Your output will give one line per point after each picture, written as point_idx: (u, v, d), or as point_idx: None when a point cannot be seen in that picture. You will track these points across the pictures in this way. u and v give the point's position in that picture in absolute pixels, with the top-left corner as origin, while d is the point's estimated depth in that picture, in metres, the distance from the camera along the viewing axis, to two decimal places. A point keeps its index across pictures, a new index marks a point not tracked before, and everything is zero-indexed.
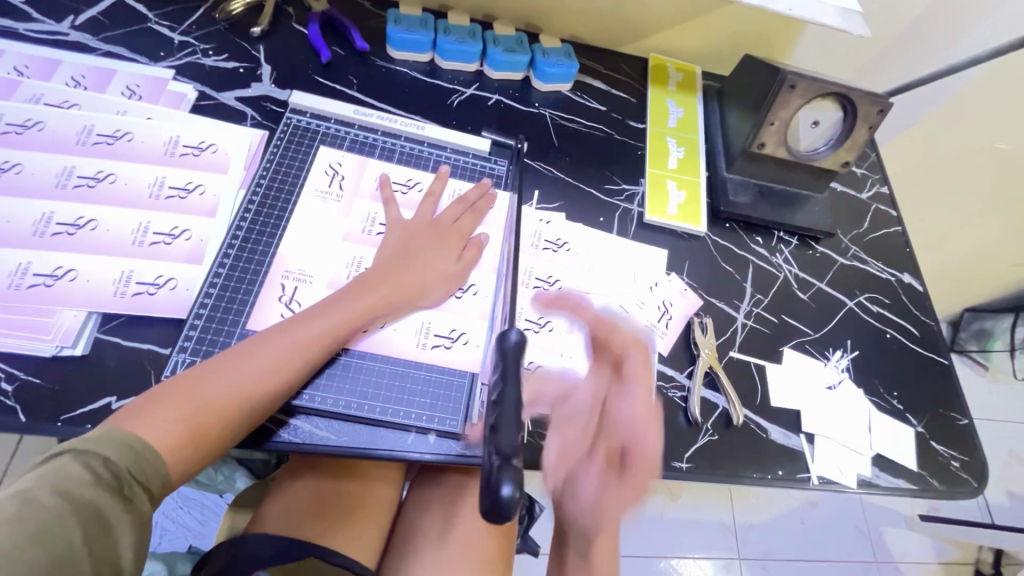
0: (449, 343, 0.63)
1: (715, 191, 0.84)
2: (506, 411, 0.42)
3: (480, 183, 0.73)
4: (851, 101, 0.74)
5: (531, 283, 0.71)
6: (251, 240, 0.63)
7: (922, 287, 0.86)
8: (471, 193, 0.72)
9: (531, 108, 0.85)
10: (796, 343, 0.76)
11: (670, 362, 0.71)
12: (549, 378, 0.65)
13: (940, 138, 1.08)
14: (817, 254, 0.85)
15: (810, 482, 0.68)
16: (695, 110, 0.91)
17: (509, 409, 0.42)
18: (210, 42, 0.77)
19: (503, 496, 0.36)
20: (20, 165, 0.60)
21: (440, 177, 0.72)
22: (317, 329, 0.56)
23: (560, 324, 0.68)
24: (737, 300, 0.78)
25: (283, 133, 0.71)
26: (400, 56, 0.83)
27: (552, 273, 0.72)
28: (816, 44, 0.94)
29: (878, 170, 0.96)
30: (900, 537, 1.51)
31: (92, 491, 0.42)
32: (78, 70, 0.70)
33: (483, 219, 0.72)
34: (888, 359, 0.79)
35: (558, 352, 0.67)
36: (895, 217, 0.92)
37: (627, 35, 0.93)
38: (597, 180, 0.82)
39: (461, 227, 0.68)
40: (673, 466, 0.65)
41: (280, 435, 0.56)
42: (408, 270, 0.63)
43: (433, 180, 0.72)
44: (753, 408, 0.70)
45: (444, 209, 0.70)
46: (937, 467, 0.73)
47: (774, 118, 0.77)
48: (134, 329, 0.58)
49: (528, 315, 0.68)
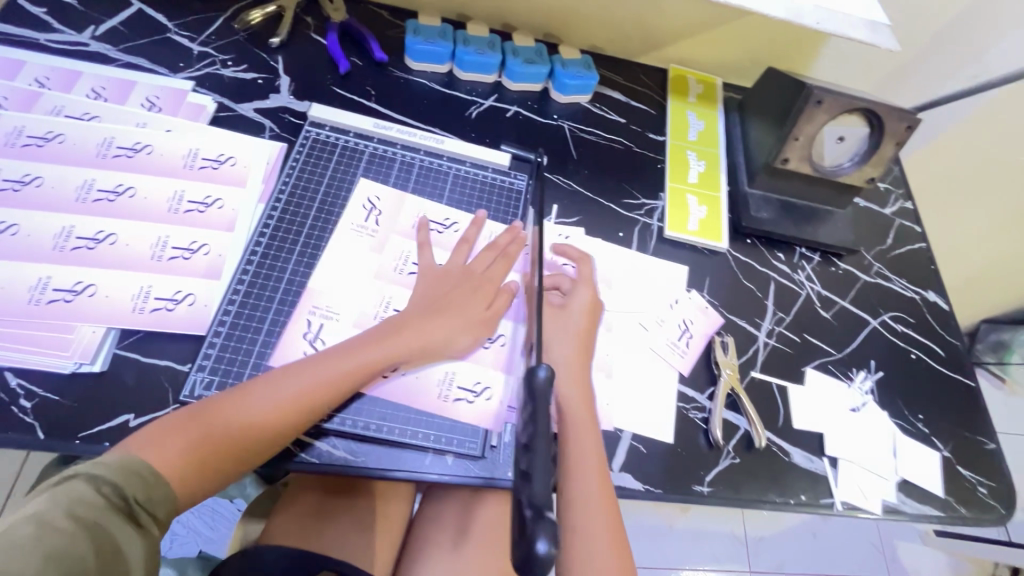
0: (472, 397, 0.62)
1: (736, 206, 0.82)
2: (538, 454, 0.38)
3: (476, 217, 0.70)
4: (879, 117, 0.72)
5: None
6: (271, 260, 0.63)
7: (947, 305, 0.85)
8: (502, 237, 0.69)
9: (550, 120, 0.84)
10: (818, 363, 0.75)
11: (690, 382, 0.70)
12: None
13: (965, 151, 1.06)
14: (840, 271, 0.83)
15: (833, 507, 0.66)
16: (716, 123, 0.90)
17: (541, 452, 0.39)
18: (229, 52, 0.76)
19: (537, 554, 0.33)
20: (40, 178, 0.60)
21: (477, 223, 0.69)
22: (341, 371, 0.55)
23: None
24: (758, 318, 0.76)
25: (302, 146, 0.71)
26: (419, 67, 0.82)
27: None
28: (840, 56, 0.92)
29: (902, 184, 0.95)
30: (914, 552, 1.48)
31: (104, 515, 0.43)
32: (98, 81, 0.69)
33: (513, 267, 0.69)
34: (912, 380, 0.77)
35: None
36: (920, 233, 0.90)
37: (648, 46, 0.92)
38: (616, 194, 0.81)
39: (493, 277, 0.66)
40: (693, 490, 0.64)
41: (299, 456, 0.56)
42: (438, 316, 0.61)
43: (469, 226, 0.70)
44: (774, 430, 0.69)
45: (475, 256, 0.67)
46: (962, 493, 0.72)
47: (798, 133, 0.75)
48: (153, 345, 0.57)
49: None
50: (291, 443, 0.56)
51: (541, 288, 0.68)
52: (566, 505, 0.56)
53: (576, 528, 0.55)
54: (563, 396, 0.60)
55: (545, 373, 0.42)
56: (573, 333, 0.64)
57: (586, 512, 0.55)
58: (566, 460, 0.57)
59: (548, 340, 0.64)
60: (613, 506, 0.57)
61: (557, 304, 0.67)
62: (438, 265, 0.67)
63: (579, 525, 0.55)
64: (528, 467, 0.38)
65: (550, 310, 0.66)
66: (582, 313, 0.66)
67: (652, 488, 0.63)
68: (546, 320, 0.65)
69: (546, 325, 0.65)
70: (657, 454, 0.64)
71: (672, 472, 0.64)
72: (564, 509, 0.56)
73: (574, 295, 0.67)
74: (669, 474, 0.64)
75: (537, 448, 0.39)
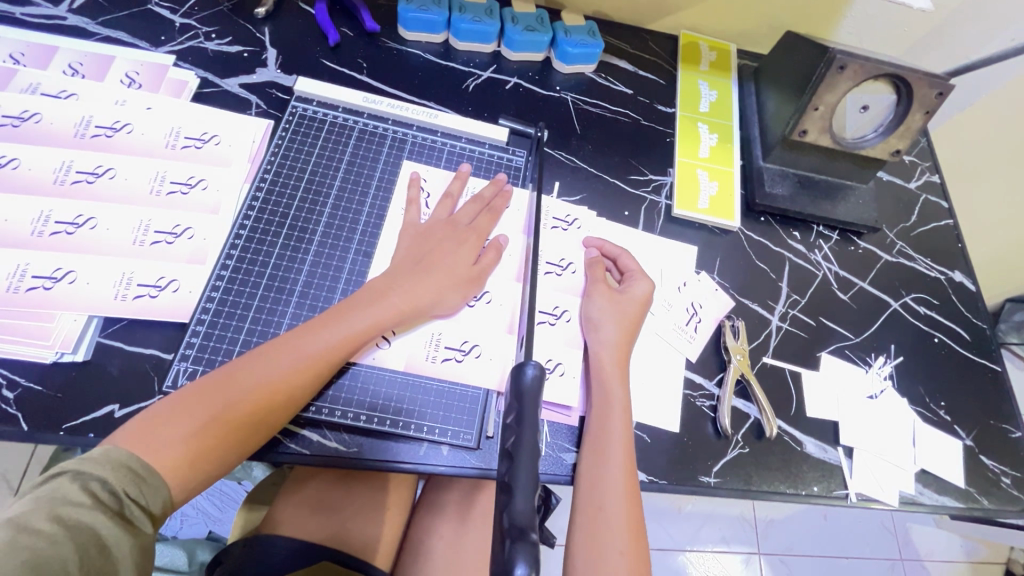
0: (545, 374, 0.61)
1: (750, 181, 0.78)
2: (521, 467, 0.37)
3: (495, 179, 0.69)
4: (907, 83, 0.66)
5: (543, 268, 0.67)
6: (256, 239, 0.60)
7: (974, 286, 0.80)
8: (486, 190, 0.67)
9: (552, 92, 0.80)
10: (834, 348, 0.71)
11: (698, 368, 0.66)
12: (570, 377, 0.62)
13: (998, 122, 0.99)
14: (860, 250, 0.79)
15: (847, 499, 0.64)
16: (729, 92, 0.84)
17: (525, 463, 0.38)
18: (213, 24, 0.72)
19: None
20: (16, 160, 0.58)
21: (461, 178, 0.67)
22: (327, 340, 0.53)
23: (576, 313, 0.65)
24: (772, 301, 0.72)
25: (288, 123, 0.67)
26: (413, 37, 0.77)
27: (565, 255, 0.68)
28: (865, 19, 0.85)
29: (929, 157, 0.89)
30: (927, 534, 1.46)
31: (90, 515, 0.40)
32: (76, 57, 0.66)
33: (498, 220, 0.67)
34: (935, 366, 0.73)
35: (573, 348, 0.63)
36: (947, 209, 0.85)
37: (657, 11, 0.86)
38: (622, 170, 0.76)
39: (477, 229, 0.64)
40: (700, 481, 0.61)
41: (287, 446, 0.54)
42: (422, 277, 0.58)
43: (453, 181, 0.68)
44: (786, 419, 0.66)
45: (461, 209, 0.65)
46: (985, 484, 0.68)
47: (819, 103, 0.70)
48: (137, 333, 0.55)
49: (544, 306, 0.65)
50: (279, 431, 0.54)
51: (598, 270, 0.66)
52: (590, 481, 0.54)
53: (598, 504, 0.53)
54: (602, 377, 0.59)
55: (533, 373, 0.42)
56: (624, 319, 0.62)
57: (608, 491, 0.53)
58: (598, 438, 0.56)
59: (597, 320, 0.62)
60: (637, 490, 0.54)
61: (615, 288, 0.65)
62: (423, 221, 0.65)
63: (602, 502, 0.53)
64: (510, 481, 0.37)
65: (605, 292, 0.63)
66: (640, 301, 0.63)
67: (657, 479, 0.60)
68: (599, 301, 0.63)
69: (599, 305, 0.62)
70: (662, 444, 0.62)
71: (677, 462, 0.61)
72: (585, 485, 0.54)
73: (631, 283, 0.64)
74: (674, 464, 0.61)
75: (521, 458, 0.38)
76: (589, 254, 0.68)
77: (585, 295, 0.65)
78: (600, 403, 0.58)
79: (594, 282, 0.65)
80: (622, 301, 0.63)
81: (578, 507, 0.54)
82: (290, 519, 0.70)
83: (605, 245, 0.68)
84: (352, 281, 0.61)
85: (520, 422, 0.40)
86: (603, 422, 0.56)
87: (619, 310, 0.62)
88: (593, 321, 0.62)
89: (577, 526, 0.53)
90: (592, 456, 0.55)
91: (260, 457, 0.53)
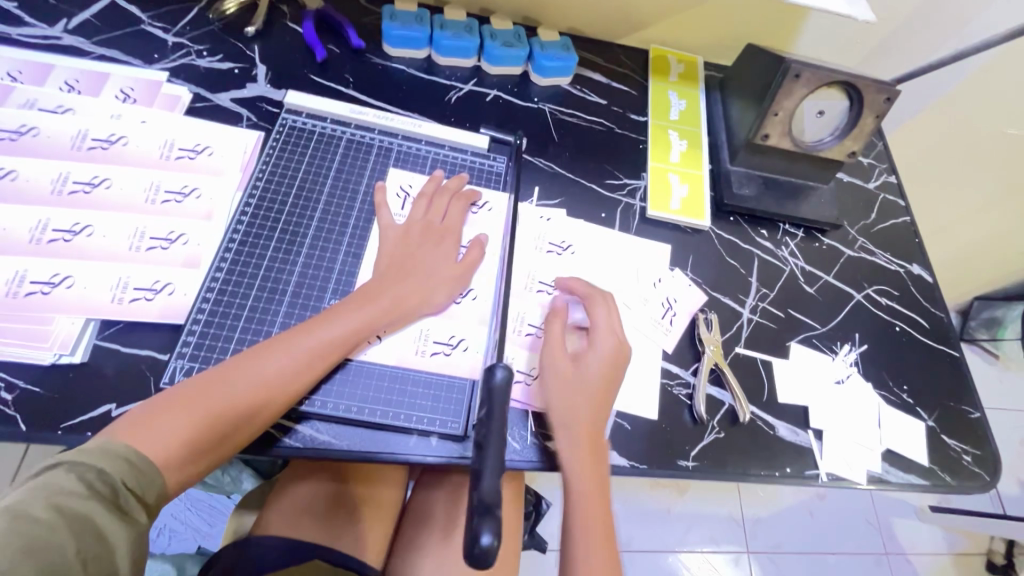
0: (529, 378, 0.63)
1: (718, 184, 0.82)
2: (488, 455, 0.43)
3: (458, 177, 0.72)
4: (857, 88, 0.72)
5: (535, 287, 0.70)
6: (249, 243, 0.63)
7: (931, 277, 0.85)
8: (451, 184, 0.71)
9: (531, 103, 0.84)
10: (803, 337, 0.75)
11: (674, 359, 0.70)
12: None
13: (950, 125, 1.06)
14: (823, 246, 0.83)
15: (818, 478, 0.67)
16: (697, 102, 0.90)
17: (491, 452, 0.43)
18: (204, 42, 0.76)
19: (482, 547, 0.38)
20: (14, 171, 0.60)
21: (433, 180, 0.71)
22: (320, 340, 0.56)
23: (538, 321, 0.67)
24: (742, 295, 0.76)
25: (279, 133, 0.70)
26: (397, 53, 0.81)
27: (557, 276, 0.71)
28: (821, 32, 0.92)
29: (885, 159, 0.95)
30: (910, 528, 1.49)
31: (85, 504, 0.42)
32: (71, 74, 0.69)
33: (471, 216, 0.71)
34: (897, 352, 0.78)
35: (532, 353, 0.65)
36: (903, 207, 0.90)
37: (628, 26, 0.91)
38: (598, 175, 0.81)
39: (451, 225, 0.68)
40: (679, 465, 0.64)
41: (283, 441, 0.56)
42: (408, 278, 0.62)
43: (426, 182, 0.71)
44: (759, 405, 0.69)
45: (432, 207, 0.69)
46: (948, 462, 0.72)
47: (778, 108, 0.75)
48: (133, 335, 0.57)
49: (531, 318, 0.68)
50: (275, 428, 0.56)
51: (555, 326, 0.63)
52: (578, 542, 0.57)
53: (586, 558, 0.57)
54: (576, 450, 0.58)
55: (502, 375, 0.45)
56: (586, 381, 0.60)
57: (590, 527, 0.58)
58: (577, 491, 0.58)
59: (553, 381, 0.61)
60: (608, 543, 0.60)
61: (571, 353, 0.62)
62: (397, 222, 0.67)
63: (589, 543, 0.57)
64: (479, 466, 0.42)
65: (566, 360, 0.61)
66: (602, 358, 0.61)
67: (637, 464, 0.63)
68: (551, 390, 0.60)
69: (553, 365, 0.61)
70: (641, 431, 0.65)
71: (657, 448, 0.64)
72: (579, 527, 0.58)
73: (591, 356, 0.61)
74: (655, 450, 0.64)
75: (488, 448, 0.42)
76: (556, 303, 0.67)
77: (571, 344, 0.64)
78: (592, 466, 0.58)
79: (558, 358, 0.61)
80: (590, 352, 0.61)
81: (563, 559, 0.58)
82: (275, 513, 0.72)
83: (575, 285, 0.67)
84: (342, 281, 0.63)
85: (489, 416, 0.45)
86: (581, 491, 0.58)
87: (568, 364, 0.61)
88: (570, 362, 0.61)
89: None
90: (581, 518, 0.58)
91: (256, 452, 0.55)
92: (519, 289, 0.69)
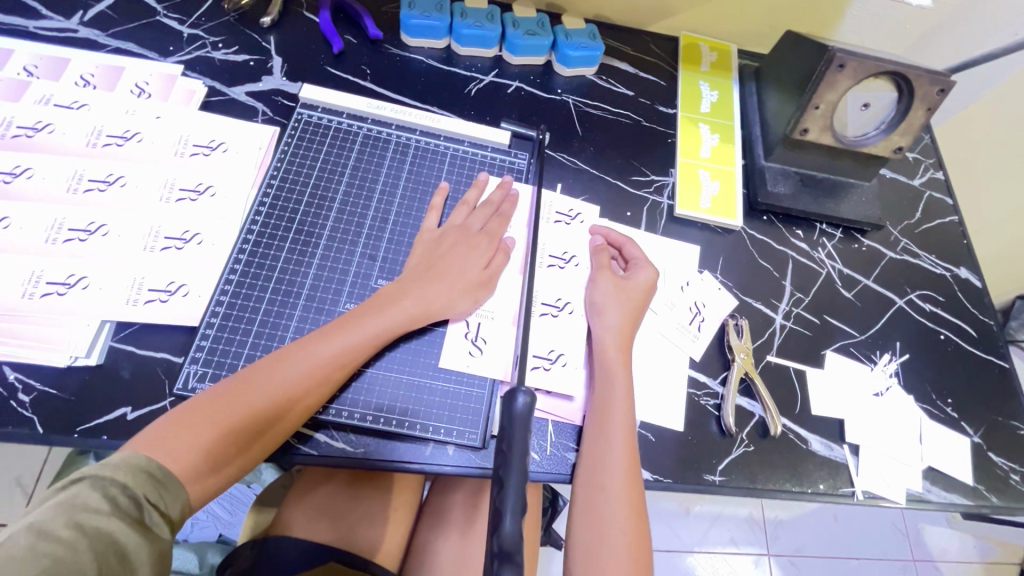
0: (549, 364, 0.62)
1: (752, 181, 0.78)
2: (509, 491, 0.38)
3: (502, 183, 0.70)
4: (908, 80, 0.66)
5: (546, 261, 0.68)
6: (264, 242, 0.61)
7: (981, 282, 0.79)
8: (494, 195, 0.68)
9: (554, 95, 0.80)
10: (839, 345, 0.71)
11: (701, 367, 0.67)
12: (579, 316, 0.65)
13: (1004, 118, 0.99)
14: (864, 248, 0.79)
15: (853, 496, 0.64)
16: (729, 93, 0.85)
17: (513, 489, 0.38)
18: (220, 34, 0.74)
19: None
20: (31, 169, 0.59)
21: (478, 186, 0.68)
22: (340, 347, 0.54)
23: (585, 259, 0.69)
24: (775, 300, 0.72)
25: (293, 129, 0.68)
26: (415, 43, 0.79)
27: (567, 248, 0.69)
28: (867, 18, 0.85)
29: (932, 154, 0.89)
30: (941, 536, 1.44)
31: (109, 522, 0.40)
32: (87, 68, 0.68)
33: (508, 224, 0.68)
34: (941, 363, 0.73)
35: (584, 288, 0.67)
36: (951, 206, 0.84)
37: (658, 13, 0.86)
38: (624, 171, 0.77)
39: (490, 233, 0.65)
40: (705, 479, 0.61)
41: (299, 449, 0.54)
42: (432, 282, 0.59)
43: (470, 188, 0.69)
44: (791, 417, 0.66)
45: (472, 214, 0.66)
46: (994, 481, 0.68)
47: (820, 101, 0.70)
48: (148, 337, 0.56)
49: (546, 299, 0.66)
50: (291, 436, 0.55)
51: (603, 257, 0.67)
52: (590, 467, 0.55)
53: (599, 486, 0.54)
54: (603, 358, 0.60)
55: (524, 401, 0.41)
56: (629, 304, 0.63)
57: (609, 470, 0.54)
58: (600, 424, 0.56)
59: (602, 304, 0.63)
60: (638, 470, 0.56)
61: (619, 275, 0.66)
62: (440, 227, 0.66)
63: (604, 484, 0.54)
64: (499, 505, 0.37)
65: (610, 278, 0.65)
66: (643, 288, 0.64)
67: (661, 478, 0.60)
68: (598, 281, 0.65)
69: (604, 290, 0.64)
70: (666, 442, 0.62)
71: (682, 460, 0.61)
72: (585, 467, 0.55)
73: (637, 270, 0.65)
74: (680, 462, 0.61)
75: (509, 484, 0.38)
76: (594, 241, 0.69)
77: (591, 280, 0.66)
78: (602, 386, 0.59)
79: (623, 276, 0.65)
80: (641, 283, 0.64)
81: (577, 488, 0.55)
82: (292, 513, 0.71)
83: (610, 233, 0.69)
84: (358, 282, 0.62)
85: (510, 447, 0.40)
86: (607, 412, 0.57)
87: (615, 280, 0.65)
88: (628, 282, 0.64)
89: (578, 504, 0.55)
90: (593, 443, 0.56)
91: (271, 461, 0.54)
92: (540, 286, 0.66)
